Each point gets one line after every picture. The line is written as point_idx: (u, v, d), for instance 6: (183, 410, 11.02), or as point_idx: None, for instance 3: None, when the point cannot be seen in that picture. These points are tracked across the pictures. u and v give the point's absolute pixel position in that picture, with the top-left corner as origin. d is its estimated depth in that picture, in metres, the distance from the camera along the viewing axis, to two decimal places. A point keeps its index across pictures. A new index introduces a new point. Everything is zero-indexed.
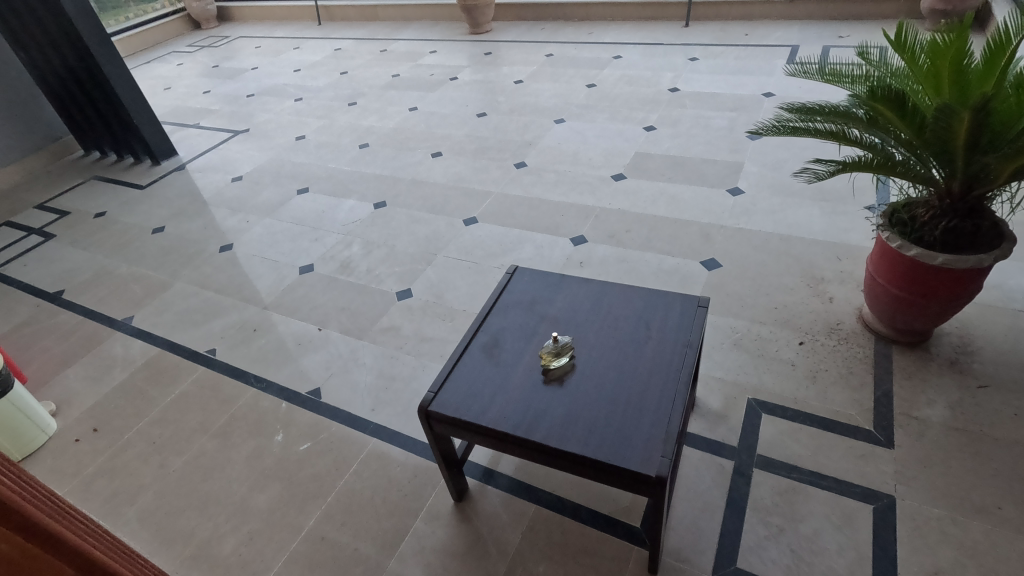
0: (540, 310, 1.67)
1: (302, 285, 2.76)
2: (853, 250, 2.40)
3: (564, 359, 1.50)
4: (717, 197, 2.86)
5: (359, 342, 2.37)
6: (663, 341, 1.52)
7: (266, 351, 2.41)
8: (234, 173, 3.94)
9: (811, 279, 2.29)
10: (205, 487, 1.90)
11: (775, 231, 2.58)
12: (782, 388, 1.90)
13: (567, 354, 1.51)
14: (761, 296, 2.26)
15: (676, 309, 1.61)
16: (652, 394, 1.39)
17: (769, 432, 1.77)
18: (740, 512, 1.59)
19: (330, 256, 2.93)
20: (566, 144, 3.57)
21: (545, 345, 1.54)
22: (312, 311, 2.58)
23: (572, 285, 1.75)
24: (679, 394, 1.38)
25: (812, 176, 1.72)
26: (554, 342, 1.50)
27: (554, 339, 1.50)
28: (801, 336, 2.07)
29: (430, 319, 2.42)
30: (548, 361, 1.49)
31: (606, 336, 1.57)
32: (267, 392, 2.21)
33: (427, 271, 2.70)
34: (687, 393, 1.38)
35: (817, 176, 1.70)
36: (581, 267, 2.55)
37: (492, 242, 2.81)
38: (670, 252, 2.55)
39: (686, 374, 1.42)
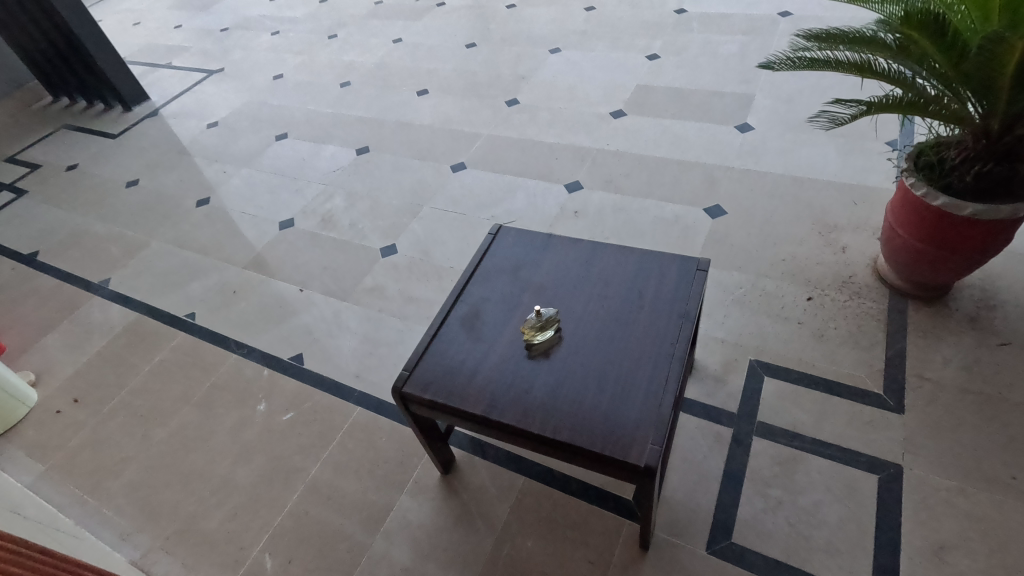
0: (525, 277, 1.54)
1: (282, 242, 2.63)
2: (870, 192, 2.20)
3: (549, 333, 1.37)
4: (723, 135, 2.63)
5: (342, 304, 2.26)
6: (656, 310, 1.39)
7: (247, 314, 2.31)
8: (210, 118, 3.71)
9: (823, 226, 2.12)
10: (189, 460, 1.85)
11: (786, 173, 2.37)
12: (787, 348, 1.78)
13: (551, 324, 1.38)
14: (768, 246, 2.10)
15: (673, 273, 1.46)
16: (644, 372, 1.28)
17: (771, 397, 1.67)
18: (737, 484, 1.51)
19: (311, 209, 2.77)
20: (561, 78, 3.29)
21: (528, 318, 1.40)
22: (293, 271, 2.45)
23: (559, 246, 1.60)
24: (671, 370, 1.27)
25: (833, 120, 1.53)
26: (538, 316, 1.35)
27: (537, 314, 1.34)
28: (809, 291, 1.92)
29: (416, 278, 2.29)
30: (531, 336, 1.36)
31: (594, 305, 1.43)
32: (248, 358, 2.13)
33: (413, 225, 2.54)
34: (681, 368, 1.26)
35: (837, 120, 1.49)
36: (576, 218, 2.39)
37: (482, 191, 2.63)
38: (670, 200, 2.37)
39: (678, 350, 1.30)
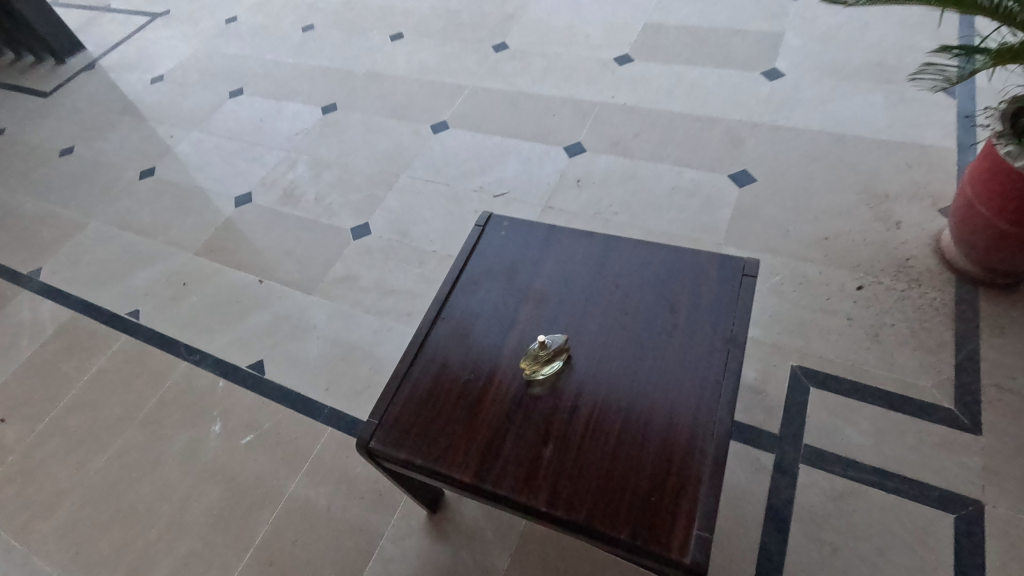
0: (522, 285, 1.21)
1: (238, 221, 2.26)
2: (927, 152, 1.86)
3: (556, 367, 1.05)
4: (749, 83, 2.25)
5: (309, 297, 1.94)
6: (693, 332, 1.07)
7: (198, 311, 1.98)
8: (154, 71, 3.23)
9: (872, 195, 1.79)
10: (132, 494, 1.57)
11: (824, 128, 2.01)
12: (836, 351, 1.50)
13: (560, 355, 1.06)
14: (807, 222, 1.78)
15: (711, 279, 1.13)
16: (681, 419, 0.97)
17: (818, 413, 1.40)
18: (782, 526, 1.27)
19: (271, 180, 2.40)
20: (556, 16, 2.84)
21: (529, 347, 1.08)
22: (252, 257, 2.11)
23: (565, 243, 1.27)
24: (717, 418, 0.96)
25: (941, 77, 1.23)
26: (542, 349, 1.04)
27: (540, 345, 1.03)
28: (859, 279, 1.61)
29: (393, 265, 1.96)
30: (532, 371, 1.04)
31: (611, 324, 1.12)
32: (200, 366, 1.83)
33: (388, 199, 2.18)
34: (731, 416, 0.95)
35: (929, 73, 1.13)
36: (578, 189, 2.04)
37: (468, 156, 2.26)
38: (689, 164, 2.02)
39: (725, 389, 0.99)
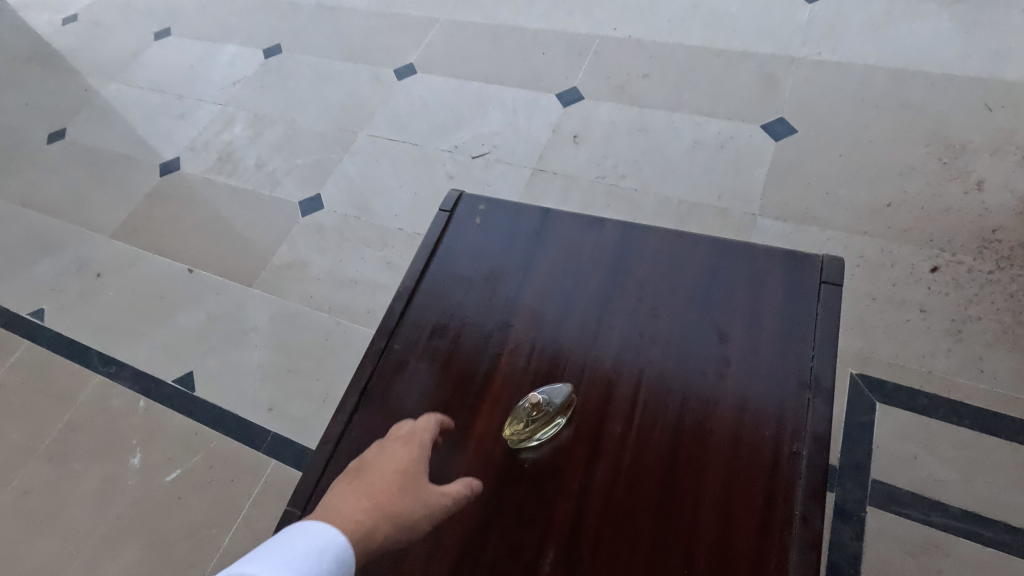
0: (504, 297, 0.87)
1: (165, 194, 1.87)
2: (1011, 91, 1.48)
3: (551, 432, 0.73)
4: (781, 8, 1.83)
5: (249, 291, 1.58)
6: (755, 369, 0.74)
7: (115, 309, 1.62)
8: (67, 10, 2.72)
9: (944, 149, 1.43)
10: (29, 550, 1.26)
11: (879, 63, 1.62)
12: (907, 353, 1.18)
13: (558, 420, 0.73)
14: (862, 184, 1.42)
15: (776, 287, 0.80)
16: (747, 512, 0.65)
17: (889, 436, 1.10)
18: None
19: (203, 142, 1.99)
20: None
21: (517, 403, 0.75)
22: (180, 239, 1.74)
23: (564, 234, 0.91)
24: (801, 513, 0.64)
25: None
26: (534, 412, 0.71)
27: (532, 404, 0.71)
28: (932, 258, 1.28)
29: (350, 247, 1.60)
30: (516, 436, 0.72)
31: (634, 356, 0.78)
32: (117, 381, 1.49)
33: (345, 163, 1.80)
34: (821, 510, 0.64)
35: None
36: (575, 146, 1.66)
37: (440, 107, 1.86)
38: (712, 113, 1.64)
39: (807, 465, 0.67)
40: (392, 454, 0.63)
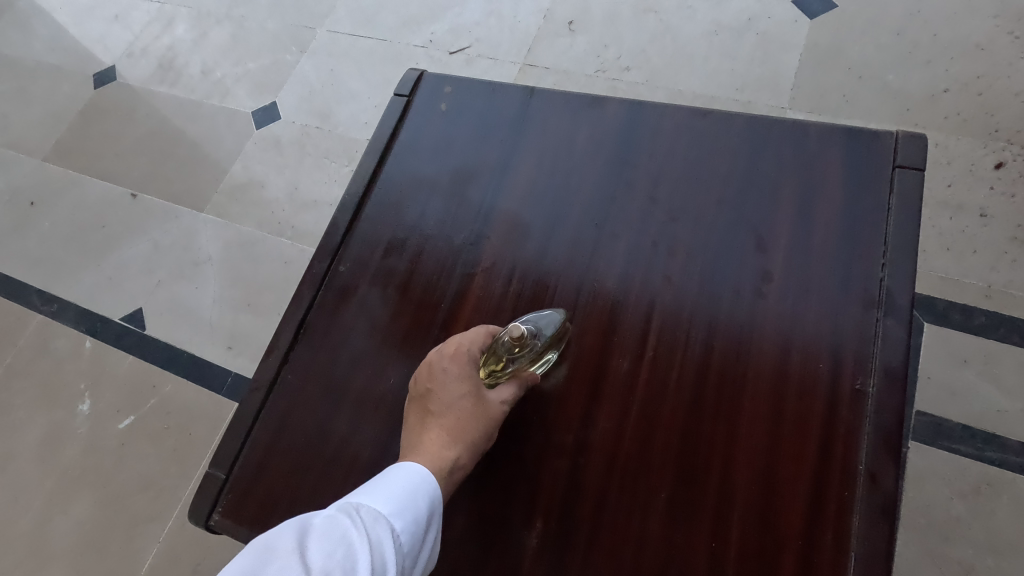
0: (478, 200, 0.68)
1: (100, 108, 1.63)
2: None
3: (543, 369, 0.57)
4: None
5: (199, 217, 1.39)
6: (805, 281, 0.56)
7: (51, 241, 1.44)
8: None
9: (1017, 20, 1.18)
10: None
11: None
12: (963, 266, 1.00)
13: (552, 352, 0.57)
14: (914, 67, 1.19)
15: (834, 173, 0.60)
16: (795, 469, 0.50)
17: (939, 361, 0.94)
18: None
19: (141, 47, 1.72)
20: None
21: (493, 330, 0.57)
22: (120, 161, 1.52)
23: (554, 117, 0.71)
24: (868, 468, 0.48)
25: None
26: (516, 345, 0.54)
27: (517, 340, 0.52)
28: (997, 153, 1.07)
29: (313, 162, 1.39)
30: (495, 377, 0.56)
31: (646, 269, 0.60)
32: (57, 321, 1.32)
33: (302, 65, 1.54)
34: (894, 463, 0.48)
35: None
36: (570, 35, 1.40)
37: None
38: None
39: (876, 404, 0.50)
40: (461, 376, 0.53)
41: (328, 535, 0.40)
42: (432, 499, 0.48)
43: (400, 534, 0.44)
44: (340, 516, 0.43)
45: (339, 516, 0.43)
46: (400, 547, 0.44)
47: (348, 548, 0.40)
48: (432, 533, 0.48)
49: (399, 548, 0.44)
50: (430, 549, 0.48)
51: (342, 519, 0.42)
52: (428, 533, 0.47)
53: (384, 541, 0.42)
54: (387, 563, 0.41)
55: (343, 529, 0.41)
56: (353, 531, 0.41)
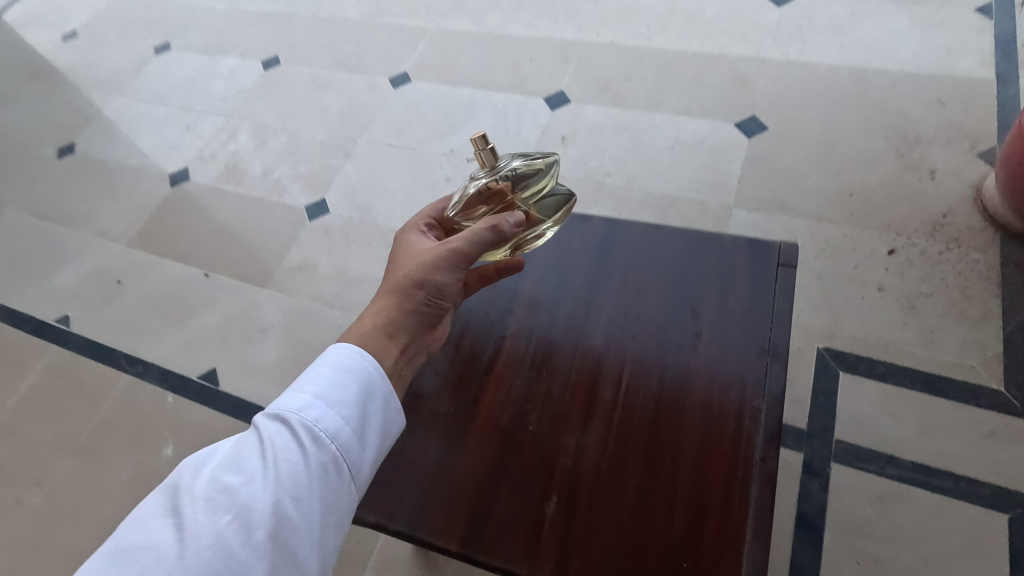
0: (506, 284, 1.00)
1: (176, 203, 1.97)
2: (963, 86, 1.61)
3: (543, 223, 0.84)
4: (752, 11, 1.95)
5: (262, 292, 1.70)
6: (723, 339, 0.87)
7: (136, 312, 1.73)
8: (67, 26, 2.78)
9: (903, 141, 1.56)
10: (73, 536, 1.37)
11: (843, 62, 1.75)
12: (868, 329, 1.31)
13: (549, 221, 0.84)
14: (827, 176, 1.55)
15: (742, 269, 0.92)
16: (716, 457, 0.78)
17: (851, 401, 1.23)
18: (815, 536, 1.12)
19: (211, 152, 2.08)
20: None
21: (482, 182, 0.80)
22: (194, 247, 1.84)
23: (557, 229, 1.04)
24: (761, 455, 0.77)
25: None
26: (503, 202, 0.81)
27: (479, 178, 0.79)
28: (891, 242, 1.41)
29: (357, 247, 1.72)
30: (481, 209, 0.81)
31: (620, 329, 0.91)
32: (142, 379, 1.59)
33: (347, 169, 1.90)
34: (776, 452, 0.76)
35: None
36: (563, 147, 1.78)
37: (435, 113, 1.97)
38: (689, 112, 1.76)
39: (765, 415, 0.79)
40: (408, 239, 0.81)
41: (241, 455, 0.57)
42: (344, 390, 0.62)
43: (314, 424, 0.59)
44: (252, 441, 0.58)
45: (250, 443, 0.58)
46: (315, 434, 0.59)
47: (250, 470, 0.55)
48: (361, 412, 0.63)
49: (314, 438, 0.59)
50: (367, 416, 0.63)
51: (252, 444, 0.58)
52: (348, 413, 0.62)
53: (290, 442, 0.57)
54: (291, 465, 0.57)
55: (250, 453, 0.57)
56: (258, 455, 0.56)
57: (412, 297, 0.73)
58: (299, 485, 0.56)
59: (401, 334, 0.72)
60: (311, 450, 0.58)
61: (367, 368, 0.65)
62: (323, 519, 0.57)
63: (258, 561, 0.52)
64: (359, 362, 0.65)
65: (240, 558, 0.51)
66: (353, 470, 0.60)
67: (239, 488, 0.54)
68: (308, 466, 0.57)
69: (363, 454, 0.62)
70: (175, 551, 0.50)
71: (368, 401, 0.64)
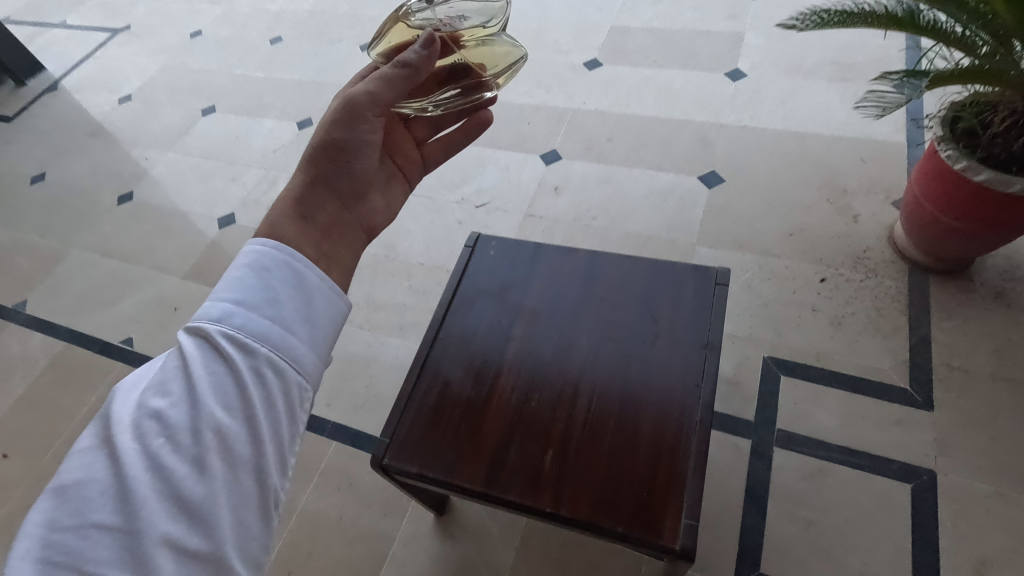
0: (514, 300, 1.31)
1: (224, 242, 2.29)
2: (881, 147, 1.99)
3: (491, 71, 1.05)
4: (712, 84, 2.35)
5: None
6: (675, 337, 1.18)
7: None
8: (121, 91, 3.17)
9: (832, 191, 1.91)
10: None
11: (786, 127, 2.13)
12: (804, 341, 1.62)
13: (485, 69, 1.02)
14: (772, 219, 1.89)
15: (689, 287, 1.24)
16: (669, 420, 1.07)
17: (790, 398, 1.53)
18: (761, 504, 1.39)
19: (253, 199, 2.42)
20: (525, 20, 2.90)
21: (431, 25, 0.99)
22: None
23: (552, 259, 1.36)
24: (701, 417, 1.06)
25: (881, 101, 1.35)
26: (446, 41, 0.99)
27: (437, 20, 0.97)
28: (822, 272, 1.74)
29: (383, 278, 2.03)
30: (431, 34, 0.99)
31: (600, 332, 1.22)
32: None
33: None
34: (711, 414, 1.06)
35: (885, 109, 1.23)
36: (556, 195, 2.12)
37: (448, 166, 2.32)
38: (660, 167, 2.12)
39: (704, 389, 1.10)
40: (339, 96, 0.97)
41: (167, 379, 0.61)
42: (250, 296, 0.66)
43: (232, 329, 0.63)
44: (175, 366, 0.62)
45: (173, 368, 0.62)
46: (232, 338, 0.63)
47: (172, 392, 0.59)
48: (276, 309, 0.67)
49: (239, 345, 0.63)
50: (286, 313, 0.67)
51: (176, 368, 0.62)
52: (260, 312, 0.65)
53: (209, 354, 0.62)
54: (213, 375, 0.61)
55: (172, 376, 0.61)
56: (179, 374, 0.61)
57: (324, 173, 0.91)
58: (228, 393, 0.60)
59: (315, 213, 0.86)
60: (238, 357, 0.62)
61: (271, 268, 0.69)
62: (269, 414, 0.62)
63: (201, 466, 0.56)
64: (272, 262, 0.69)
65: (181, 470, 0.55)
66: (284, 364, 0.65)
67: (165, 410, 0.58)
68: (229, 373, 0.61)
69: (288, 345, 0.66)
70: (112, 476, 0.54)
71: (284, 302, 0.67)
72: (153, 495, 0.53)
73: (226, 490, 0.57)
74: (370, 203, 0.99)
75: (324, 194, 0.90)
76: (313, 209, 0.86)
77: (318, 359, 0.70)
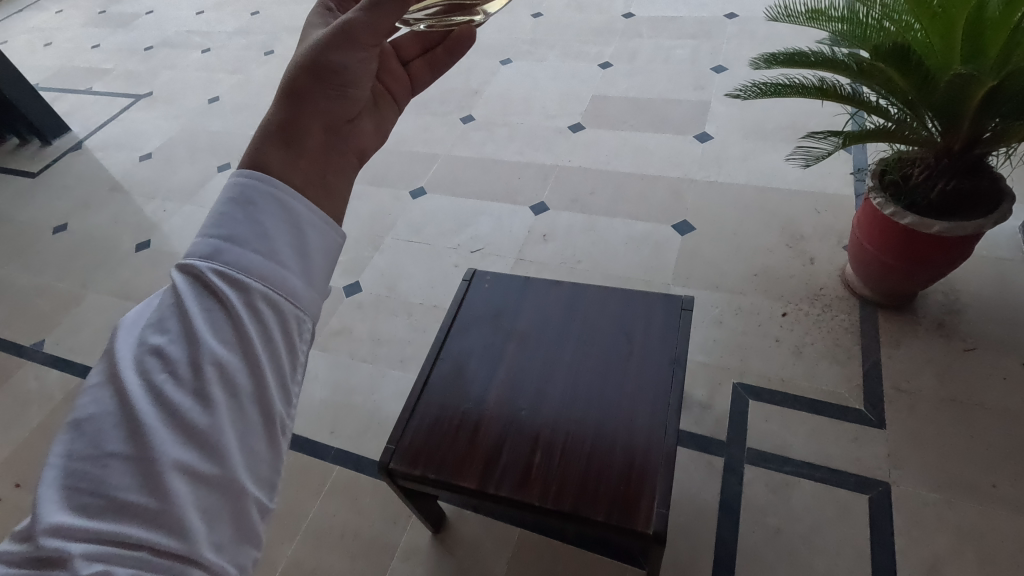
0: (506, 325, 1.48)
1: None
2: (832, 199, 2.24)
3: None
4: (683, 145, 2.63)
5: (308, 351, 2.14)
6: (646, 354, 1.35)
7: None
8: (142, 150, 3.42)
9: (790, 237, 2.14)
10: None
11: (748, 182, 2.39)
12: (769, 368, 1.79)
13: None
14: (739, 262, 2.10)
15: (658, 312, 1.43)
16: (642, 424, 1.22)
17: (758, 419, 1.67)
18: (734, 515, 1.51)
19: None
20: (516, 89, 3.22)
21: None
22: None
23: (540, 290, 1.55)
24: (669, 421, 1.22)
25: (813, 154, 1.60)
26: None
27: None
28: (784, 307, 1.93)
29: (385, 316, 2.19)
30: None
31: (581, 352, 1.39)
32: None
33: (376, 258, 2.43)
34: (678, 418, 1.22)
35: (816, 160, 1.47)
36: (545, 242, 2.33)
37: (446, 217, 2.54)
38: (638, 217, 2.35)
39: (672, 397, 1.26)
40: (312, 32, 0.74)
41: (162, 316, 0.48)
42: (238, 221, 0.52)
43: (225, 260, 0.50)
44: (162, 308, 0.49)
45: (160, 309, 0.49)
46: (226, 264, 0.50)
47: (161, 332, 0.47)
48: (270, 228, 0.53)
49: (228, 280, 0.49)
50: (281, 235, 0.53)
51: (164, 308, 0.49)
52: (255, 235, 0.52)
53: (200, 287, 0.49)
54: (205, 306, 0.48)
55: (160, 316, 0.48)
56: (169, 311, 0.48)
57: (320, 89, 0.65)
58: (220, 326, 0.48)
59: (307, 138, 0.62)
60: (229, 292, 0.49)
61: (261, 190, 0.54)
62: (269, 348, 0.49)
63: (203, 407, 0.44)
64: (259, 191, 0.54)
65: (180, 417, 0.44)
66: (288, 294, 0.52)
67: (166, 346, 0.46)
68: (225, 303, 0.48)
69: (291, 272, 0.53)
70: (120, 406, 0.44)
71: (280, 221, 0.54)
72: (159, 427, 0.43)
73: (231, 426, 0.45)
74: (358, 122, 0.71)
75: (308, 110, 0.63)
76: (303, 129, 0.62)
77: (321, 288, 0.56)
